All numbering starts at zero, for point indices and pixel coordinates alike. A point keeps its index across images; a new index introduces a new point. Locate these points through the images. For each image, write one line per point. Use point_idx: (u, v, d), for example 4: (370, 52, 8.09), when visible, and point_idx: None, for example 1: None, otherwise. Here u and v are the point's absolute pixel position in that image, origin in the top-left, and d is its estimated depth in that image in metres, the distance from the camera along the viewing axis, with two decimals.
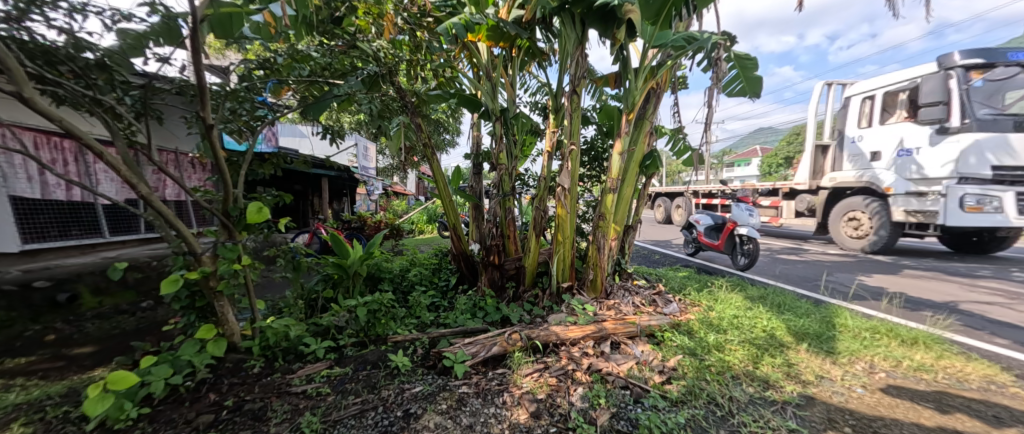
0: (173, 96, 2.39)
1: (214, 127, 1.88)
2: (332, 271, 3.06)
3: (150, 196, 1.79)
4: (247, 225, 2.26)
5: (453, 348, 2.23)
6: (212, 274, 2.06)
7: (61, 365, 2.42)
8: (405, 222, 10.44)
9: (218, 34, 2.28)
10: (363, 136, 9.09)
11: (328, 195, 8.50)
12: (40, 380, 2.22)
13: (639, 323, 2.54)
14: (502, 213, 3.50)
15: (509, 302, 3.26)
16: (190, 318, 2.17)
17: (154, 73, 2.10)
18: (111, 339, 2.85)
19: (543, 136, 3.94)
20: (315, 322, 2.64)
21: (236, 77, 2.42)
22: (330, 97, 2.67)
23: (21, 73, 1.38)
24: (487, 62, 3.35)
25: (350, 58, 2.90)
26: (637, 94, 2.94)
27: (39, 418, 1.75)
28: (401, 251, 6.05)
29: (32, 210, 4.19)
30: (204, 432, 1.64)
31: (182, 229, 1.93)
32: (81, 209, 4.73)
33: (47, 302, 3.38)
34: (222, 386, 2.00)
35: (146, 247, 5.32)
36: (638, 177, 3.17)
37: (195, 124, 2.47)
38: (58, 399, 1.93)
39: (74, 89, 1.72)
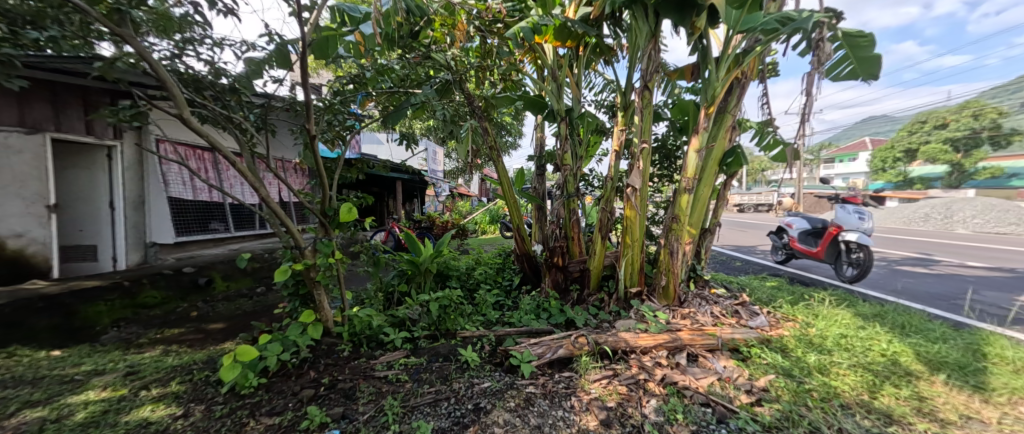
0: (284, 112, 2.77)
1: (316, 138, 2.15)
2: (406, 267, 3.31)
3: (268, 197, 2.10)
4: (339, 224, 2.54)
5: (521, 347, 2.26)
6: (312, 267, 2.35)
7: (202, 337, 2.98)
8: (470, 222, 10.94)
9: (317, 55, 2.64)
10: (433, 141, 9.71)
11: (401, 197, 9.20)
12: (188, 348, 2.75)
13: (720, 335, 2.32)
14: (566, 214, 3.51)
15: (573, 305, 3.19)
16: (295, 304, 2.51)
17: (271, 93, 2.47)
18: (235, 318, 3.42)
19: (609, 135, 3.82)
20: (392, 313, 2.87)
21: (332, 93, 2.74)
22: (409, 105, 2.88)
23: (183, 99, 1.72)
24: (552, 63, 3.35)
25: (426, 68, 3.10)
26: (718, 85, 2.69)
27: (189, 378, 2.17)
28: (468, 250, 6.33)
29: (181, 209, 5.02)
30: (307, 404, 1.88)
31: (289, 226, 2.22)
32: (214, 208, 5.54)
33: (192, 284, 4.17)
34: (319, 365, 2.27)
35: (259, 241, 6.27)
36: (716, 176, 2.91)
37: (300, 135, 2.84)
38: (201, 365, 2.37)
39: (215, 109, 2.09)
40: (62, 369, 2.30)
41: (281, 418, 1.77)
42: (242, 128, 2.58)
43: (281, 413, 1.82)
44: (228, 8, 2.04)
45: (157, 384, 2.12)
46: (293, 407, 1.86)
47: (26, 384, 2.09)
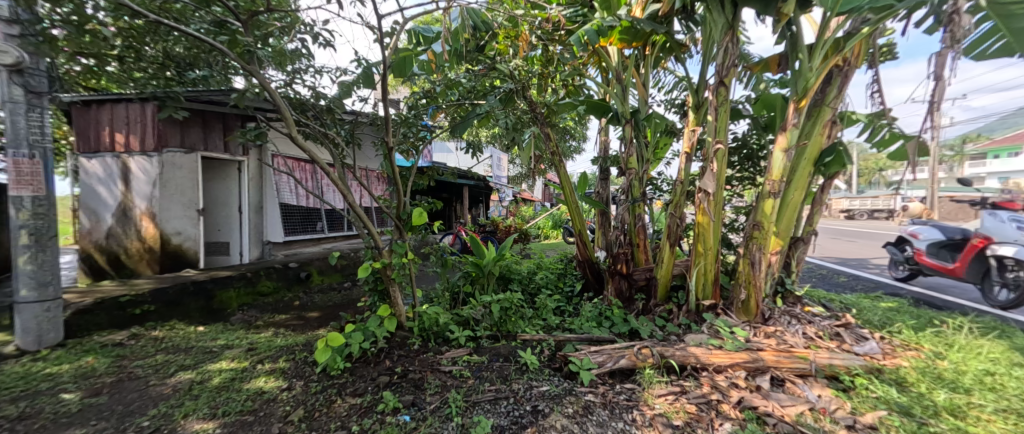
0: (368, 127, 3.13)
1: (393, 150, 2.39)
2: (470, 269, 3.49)
3: (354, 203, 2.40)
4: (411, 226, 2.79)
5: (580, 354, 2.24)
6: (388, 265, 2.60)
7: (302, 323, 3.48)
8: (533, 227, 11.08)
9: (396, 75, 2.94)
10: (498, 149, 10.06)
11: (468, 202, 9.67)
12: (292, 331, 3.24)
13: (813, 359, 2.02)
14: (631, 220, 3.36)
15: (638, 315, 3.04)
16: (375, 298, 2.80)
17: (358, 111, 2.81)
18: (327, 309, 3.92)
19: (679, 136, 3.58)
20: (457, 312, 3.03)
21: (408, 108, 3.03)
22: (475, 115, 3.04)
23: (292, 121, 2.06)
24: (617, 64, 3.27)
25: (491, 78, 3.25)
26: (812, 75, 2.36)
27: (292, 357, 2.55)
28: (530, 255, 6.42)
29: (288, 213, 5.89)
30: (383, 389, 2.09)
31: (370, 228, 2.50)
32: (313, 213, 6.39)
33: (295, 277, 4.88)
34: (394, 355, 2.49)
35: (348, 242, 7.09)
36: (808, 178, 2.56)
37: (381, 147, 3.18)
38: (301, 346, 2.77)
39: (315, 127, 2.45)
40: (205, 341, 2.88)
41: (362, 399, 1.99)
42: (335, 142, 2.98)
43: (362, 394, 2.05)
44: (327, 41, 2.41)
45: (269, 360, 2.53)
46: (371, 391, 2.08)
47: (182, 352, 2.66)
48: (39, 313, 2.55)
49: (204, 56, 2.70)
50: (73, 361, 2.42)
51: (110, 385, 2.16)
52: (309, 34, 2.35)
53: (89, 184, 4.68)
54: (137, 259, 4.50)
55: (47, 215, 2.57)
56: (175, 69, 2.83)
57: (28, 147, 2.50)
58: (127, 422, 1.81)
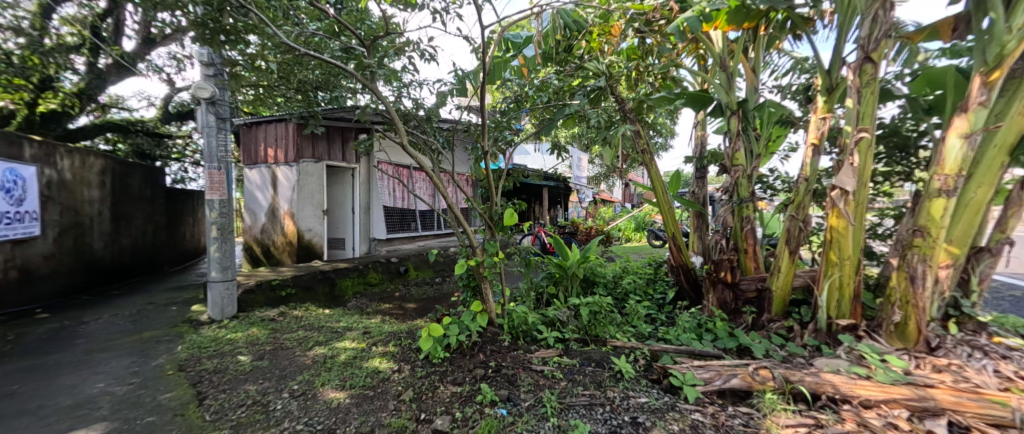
0: (462, 132, 3.34)
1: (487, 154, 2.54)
2: (554, 270, 3.50)
3: (452, 204, 2.58)
4: (502, 226, 2.91)
5: (682, 367, 2.07)
6: (481, 263, 2.74)
7: (403, 313, 3.87)
8: (614, 229, 10.69)
9: (489, 82, 3.08)
10: (578, 148, 9.91)
11: (547, 203, 9.64)
12: (396, 320, 3.62)
13: (1017, 406, 1.55)
14: (736, 223, 3.00)
15: (747, 331, 2.70)
16: (468, 294, 2.98)
17: (454, 119, 3.03)
18: (422, 302, 4.30)
19: (800, 126, 3.09)
20: (544, 313, 3.05)
21: (499, 113, 3.15)
22: (563, 116, 3.01)
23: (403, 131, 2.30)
24: (721, 50, 2.95)
25: (579, 76, 3.22)
26: (1013, 37, 1.82)
27: (399, 343, 2.84)
28: (613, 258, 6.19)
29: (390, 213, 6.48)
30: (480, 381, 2.20)
31: (466, 228, 2.67)
32: (409, 213, 6.92)
33: (396, 270, 5.44)
34: (487, 349, 2.61)
35: (438, 240, 7.58)
36: (1000, 171, 1.99)
37: (473, 151, 3.36)
38: (404, 334, 3.08)
39: (418, 136, 2.71)
40: (330, 322, 3.38)
41: (462, 388, 2.13)
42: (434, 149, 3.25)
43: (461, 383, 2.18)
44: (431, 56, 2.64)
45: (381, 344, 2.85)
46: (470, 381, 2.20)
47: (316, 330, 3.16)
48: (222, 290, 3.27)
49: (333, 79, 3.18)
50: (244, 330, 3.06)
51: (269, 352, 2.67)
52: (417, 51, 2.61)
53: (249, 189, 5.89)
54: (281, 250, 5.55)
55: (228, 214, 3.30)
56: (311, 93, 3.40)
57: (217, 161, 3.24)
58: (283, 384, 2.22)
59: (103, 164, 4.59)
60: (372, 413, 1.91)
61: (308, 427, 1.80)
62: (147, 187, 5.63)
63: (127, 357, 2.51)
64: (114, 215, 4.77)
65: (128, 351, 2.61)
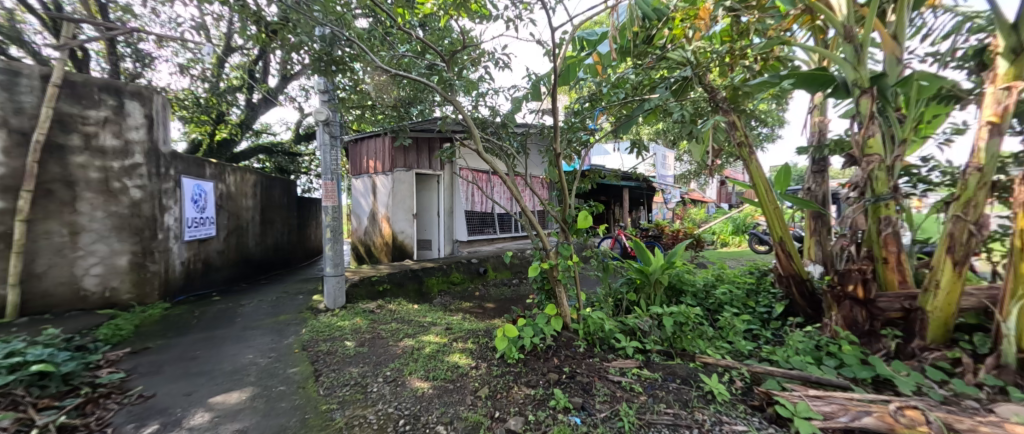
0: (537, 136, 3.38)
1: (560, 156, 2.54)
2: (635, 276, 3.29)
3: (525, 206, 2.62)
4: (576, 229, 2.86)
5: (792, 395, 1.76)
6: (554, 266, 2.72)
7: (482, 312, 4.06)
8: (706, 232, 9.64)
9: (563, 83, 3.05)
10: (663, 145, 9.20)
11: (627, 205, 9.05)
12: (476, 318, 3.81)
13: None
14: (870, 226, 2.44)
15: (890, 359, 2.16)
16: (543, 297, 2.98)
17: (530, 123, 3.17)
18: (500, 303, 4.46)
19: (970, 100, 2.38)
20: (623, 321, 2.89)
21: (574, 114, 3.10)
22: (642, 112, 2.81)
23: (478, 137, 2.43)
24: (845, 16, 2.44)
25: (660, 68, 3.00)
26: None
27: (477, 340, 2.99)
28: (705, 264, 5.58)
29: (471, 216, 6.84)
30: (554, 386, 2.18)
31: (539, 231, 2.68)
32: (488, 216, 7.20)
33: (476, 271, 5.74)
34: (561, 354, 2.57)
35: (515, 242, 7.76)
36: None
37: (547, 154, 3.37)
38: (482, 332, 3.22)
39: (494, 143, 2.93)
40: (418, 317, 3.71)
41: (536, 392, 2.13)
42: (509, 153, 3.36)
43: (535, 386, 2.19)
44: (505, 63, 2.74)
45: (460, 340, 3.04)
46: (544, 385, 2.19)
47: (406, 323, 3.50)
48: (336, 283, 3.82)
49: (420, 95, 3.51)
50: (350, 318, 3.54)
51: (369, 340, 3.05)
52: (493, 61, 2.73)
53: (357, 197, 6.84)
54: (380, 250, 6.29)
55: (339, 218, 3.85)
56: (403, 109, 3.79)
57: (331, 174, 3.81)
58: (379, 370, 2.51)
59: (255, 179, 5.80)
60: (450, 406, 2.04)
61: (397, 411, 2.00)
62: (285, 196, 6.94)
63: (268, 335, 3.11)
64: (263, 219, 5.98)
65: (270, 330, 3.24)
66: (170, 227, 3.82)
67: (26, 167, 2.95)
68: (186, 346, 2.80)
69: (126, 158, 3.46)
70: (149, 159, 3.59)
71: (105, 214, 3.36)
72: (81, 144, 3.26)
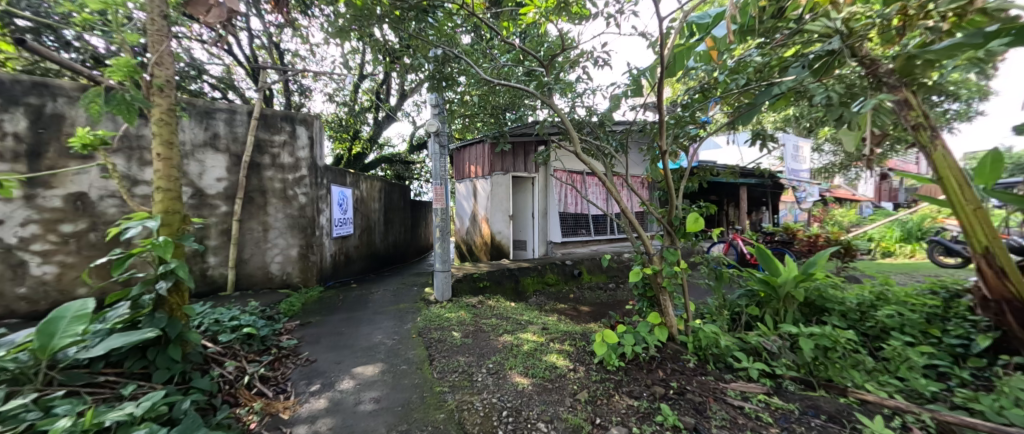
0: (638, 133, 3.20)
1: (667, 152, 2.38)
2: (757, 288, 2.85)
3: (626, 208, 2.52)
4: (685, 232, 2.62)
5: None
6: (659, 272, 2.55)
7: (577, 315, 4.01)
8: (858, 239, 7.76)
9: (670, 75, 2.81)
10: (794, 134, 7.74)
11: (746, 205, 7.87)
12: (571, 320, 3.79)
13: None
14: None
15: None
16: (644, 305, 2.80)
17: (631, 120, 3.02)
18: (597, 308, 4.34)
19: None
20: (743, 338, 2.53)
21: (682, 107, 2.82)
22: (769, 98, 2.37)
23: (576, 137, 2.43)
24: None
25: (792, 45, 2.54)
26: None
27: (575, 343, 2.97)
28: (858, 278, 4.50)
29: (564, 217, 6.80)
30: (661, 401, 2.03)
31: (641, 233, 2.54)
32: (583, 217, 7.07)
33: (571, 272, 5.70)
34: (667, 367, 2.37)
35: (611, 245, 7.45)
36: None
37: (649, 151, 3.16)
38: (578, 335, 3.19)
39: (592, 143, 2.89)
40: (516, 315, 3.86)
41: (640, 404, 2.01)
42: (607, 152, 3.26)
43: (638, 398, 2.08)
44: (604, 61, 2.69)
45: (557, 340, 3.06)
46: (649, 398, 2.06)
47: (505, 319, 3.68)
48: (444, 278, 4.23)
49: (518, 101, 3.65)
50: (456, 311, 3.89)
51: (473, 332, 3.30)
52: (591, 60, 2.70)
53: (461, 200, 7.50)
54: (480, 249, 6.74)
55: (446, 219, 4.26)
56: (502, 116, 4.00)
57: (440, 179, 4.24)
58: (482, 361, 2.70)
59: (381, 185, 6.80)
60: (550, 405, 2.07)
61: (500, 403, 2.12)
62: (402, 200, 7.98)
63: (392, 320, 3.62)
64: (385, 220, 6.99)
65: (393, 315, 3.77)
66: (323, 226, 4.75)
67: (240, 181, 4.03)
68: (334, 323, 3.45)
69: (295, 171, 4.41)
70: (310, 172, 4.50)
71: (283, 216, 4.36)
72: (270, 162, 4.29)
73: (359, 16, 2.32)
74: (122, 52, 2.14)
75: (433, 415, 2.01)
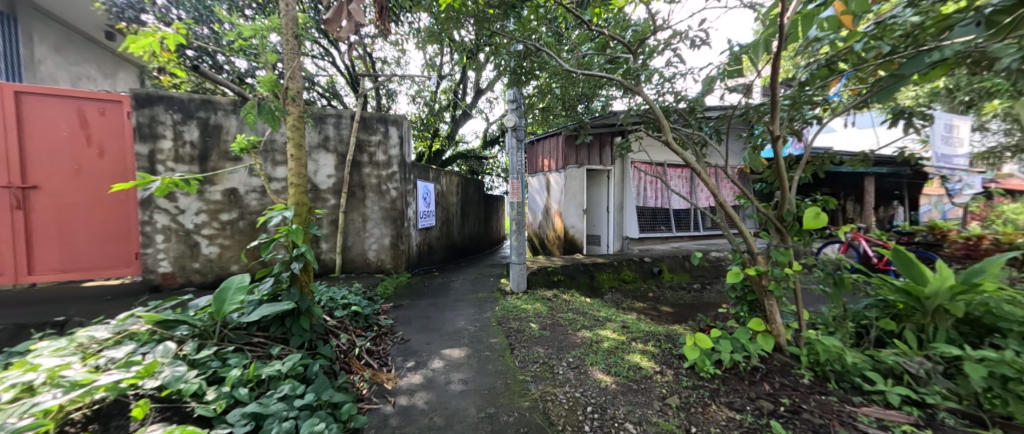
0: (738, 118, 2.87)
1: (780, 137, 2.12)
2: (896, 299, 2.37)
3: (724, 202, 2.30)
4: (799, 231, 2.29)
5: None
6: (764, 274, 2.28)
7: (659, 316, 3.79)
8: None
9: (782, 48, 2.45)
10: (946, 110, 6.22)
11: (870, 199, 6.60)
12: (653, 320, 3.59)
13: None
14: None
15: None
16: (743, 309, 2.53)
17: (731, 104, 2.70)
18: (680, 309, 4.05)
19: None
20: (876, 357, 2.14)
21: (797, 85, 2.45)
22: (919, 62, 1.93)
23: (667, 125, 2.27)
24: None
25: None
26: None
27: (660, 344, 2.81)
28: None
29: (641, 212, 6.43)
30: (770, 418, 1.82)
31: (743, 230, 2.28)
32: (662, 212, 6.62)
33: (650, 270, 5.39)
34: (774, 380, 2.12)
35: (694, 242, 6.86)
36: None
37: (751, 139, 2.81)
38: (663, 336, 3.00)
39: (683, 131, 2.68)
40: (593, 310, 3.78)
41: (743, 417, 1.83)
42: (700, 141, 2.99)
43: (741, 411, 1.89)
44: (701, 40, 2.46)
45: (640, 340, 2.92)
46: (754, 413, 1.86)
47: (582, 314, 3.63)
48: (520, 270, 4.31)
49: (598, 91, 3.54)
50: (532, 303, 3.94)
51: (551, 325, 3.32)
52: (685, 40, 2.49)
53: (533, 194, 7.57)
54: (552, 243, 6.74)
55: (522, 212, 4.33)
56: (580, 107, 3.92)
57: (517, 173, 4.32)
58: (562, 354, 2.69)
59: (458, 180, 7.18)
60: (637, 406, 1.99)
61: (584, 398, 2.10)
62: (476, 194, 8.32)
63: (472, 308, 3.82)
64: (462, 213, 7.36)
65: (473, 304, 3.96)
66: (410, 218, 5.18)
67: (345, 177, 4.58)
68: (422, 307, 3.75)
69: (387, 168, 4.87)
70: (400, 168, 4.93)
71: (378, 208, 4.85)
72: (368, 160, 4.79)
73: (451, 18, 2.45)
74: (265, 70, 2.56)
75: (519, 403, 2.07)
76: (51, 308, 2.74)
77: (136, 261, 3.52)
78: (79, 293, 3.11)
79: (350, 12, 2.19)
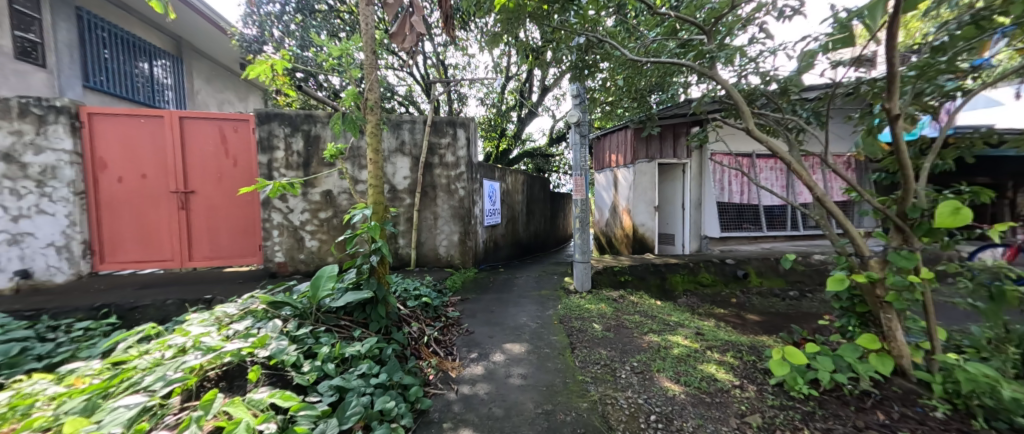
0: (846, 96, 2.41)
1: (899, 115, 1.75)
2: None
3: (823, 196, 1.98)
4: (931, 230, 1.83)
5: None
6: (879, 281, 1.90)
7: (743, 324, 3.39)
8: None
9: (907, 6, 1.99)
10: None
11: None
12: (735, 329, 3.23)
13: None
14: None
15: None
16: (851, 322, 2.14)
17: (835, 81, 2.29)
18: (769, 318, 3.57)
19: None
20: None
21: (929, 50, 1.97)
22: None
23: (747, 109, 2.02)
24: None
25: None
26: None
27: (741, 356, 2.51)
28: None
29: (724, 209, 5.80)
30: None
31: (848, 229, 1.94)
32: (749, 209, 5.89)
33: (734, 273, 4.85)
34: (892, 410, 1.76)
35: (791, 242, 5.97)
36: None
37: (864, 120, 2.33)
38: (746, 347, 2.68)
39: (771, 116, 2.35)
40: (663, 314, 3.54)
41: None
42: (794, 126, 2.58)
43: None
44: (793, 10, 2.14)
45: (717, 349, 2.66)
46: None
47: (650, 318, 3.42)
48: (584, 269, 4.22)
49: (669, 78, 3.28)
50: (596, 303, 3.83)
51: (615, 326, 3.20)
52: (773, 11, 2.18)
53: (601, 191, 7.34)
54: (621, 242, 6.46)
55: (586, 210, 4.22)
56: (648, 98, 3.68)
57: (580, 170, 4.22)
58: (626, 358, 2.58)
59: (523, 178, 7.27)
60: (710, 421, 1.82)
61: (648, 405, 1.98)
62: (542, 192, 8.34)
63: (535, 304, 3.86)
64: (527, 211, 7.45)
65: (536, 300, 4.00)
66: (477, 216, 5.41)
67: (418, 178, 4.97)
68: (487, 301, 3.90)
69: (455, 169, 5.15)
70: (467, 169, 5.17)
71: (447, 207, 5.16)
72: (438, 162, 5.11)
73: (510, 19, 2.48)
74: (350, 85, 2.89)
75: (577, 403, 2.04)
76: (203, 287, 3.50)
77: (259, 253, 4.28)
78: (220, 277, 3.90)
79: (414, 24, 2.34)
